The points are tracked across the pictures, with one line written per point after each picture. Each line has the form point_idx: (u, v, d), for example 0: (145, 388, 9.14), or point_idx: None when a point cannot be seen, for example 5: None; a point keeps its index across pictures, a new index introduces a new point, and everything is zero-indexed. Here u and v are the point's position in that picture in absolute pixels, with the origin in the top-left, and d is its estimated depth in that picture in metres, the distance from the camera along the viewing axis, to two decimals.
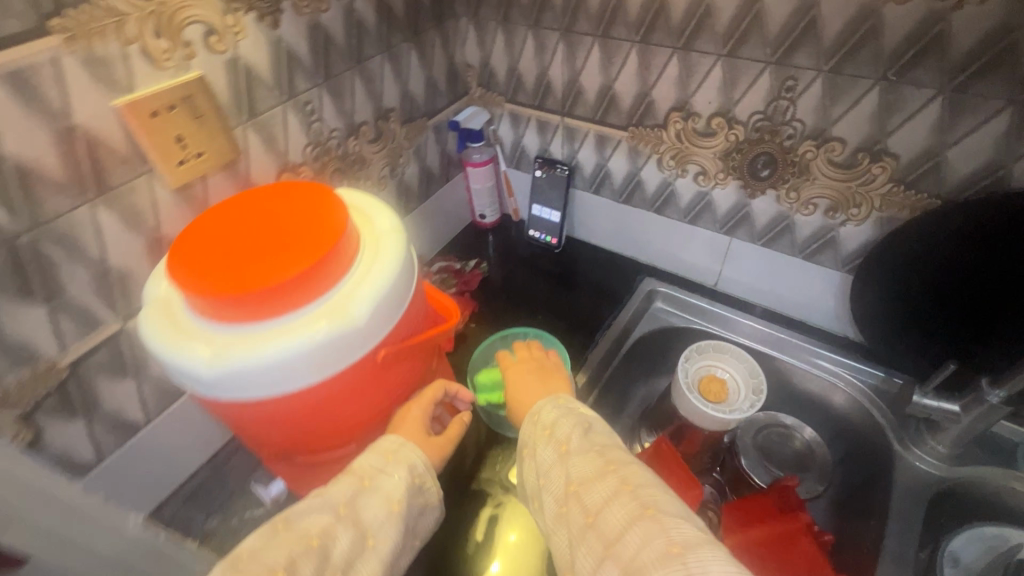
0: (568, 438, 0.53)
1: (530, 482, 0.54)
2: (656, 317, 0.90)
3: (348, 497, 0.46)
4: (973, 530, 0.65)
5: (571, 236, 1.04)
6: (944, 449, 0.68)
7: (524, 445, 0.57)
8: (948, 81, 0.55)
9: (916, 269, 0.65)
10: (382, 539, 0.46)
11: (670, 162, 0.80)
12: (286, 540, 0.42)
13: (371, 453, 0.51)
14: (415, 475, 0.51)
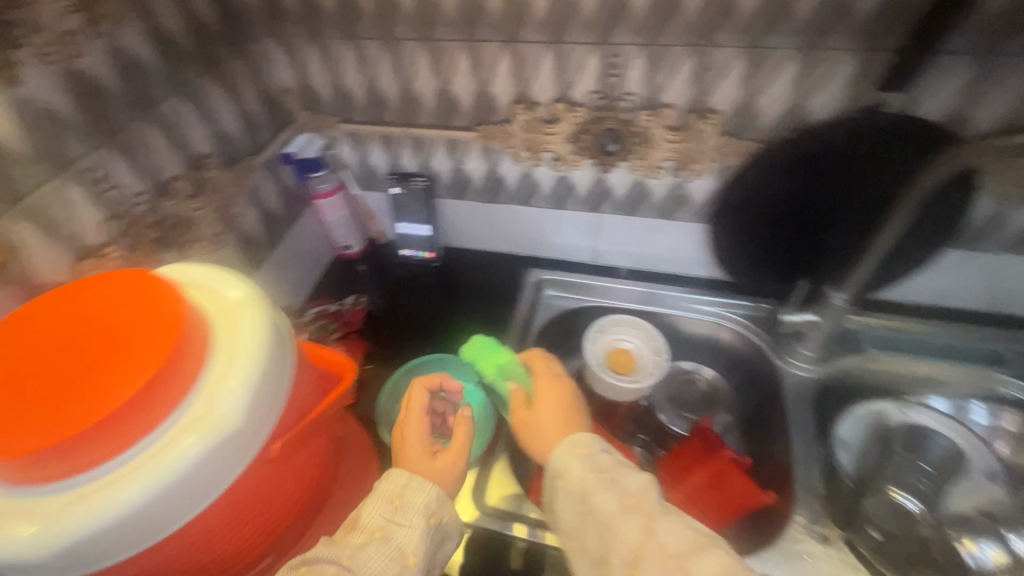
0: (641, 495, 0.48)
1: (572, 519, 0.50)
2: (550, 305, 0.90)
3: (353, 549, 0.44)
4: (852, 412, 0.76)
5: (446, 244, 1.00)
6: (812, 353, 0.77)
7: (564, 477, 0.52)
8: (745, 40, 0.61)
9: (757, 205, 0.73)
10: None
11: (525, 153, 0.81)
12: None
13: (376, 501, 0.48)
14: (428, 518, 0.48)
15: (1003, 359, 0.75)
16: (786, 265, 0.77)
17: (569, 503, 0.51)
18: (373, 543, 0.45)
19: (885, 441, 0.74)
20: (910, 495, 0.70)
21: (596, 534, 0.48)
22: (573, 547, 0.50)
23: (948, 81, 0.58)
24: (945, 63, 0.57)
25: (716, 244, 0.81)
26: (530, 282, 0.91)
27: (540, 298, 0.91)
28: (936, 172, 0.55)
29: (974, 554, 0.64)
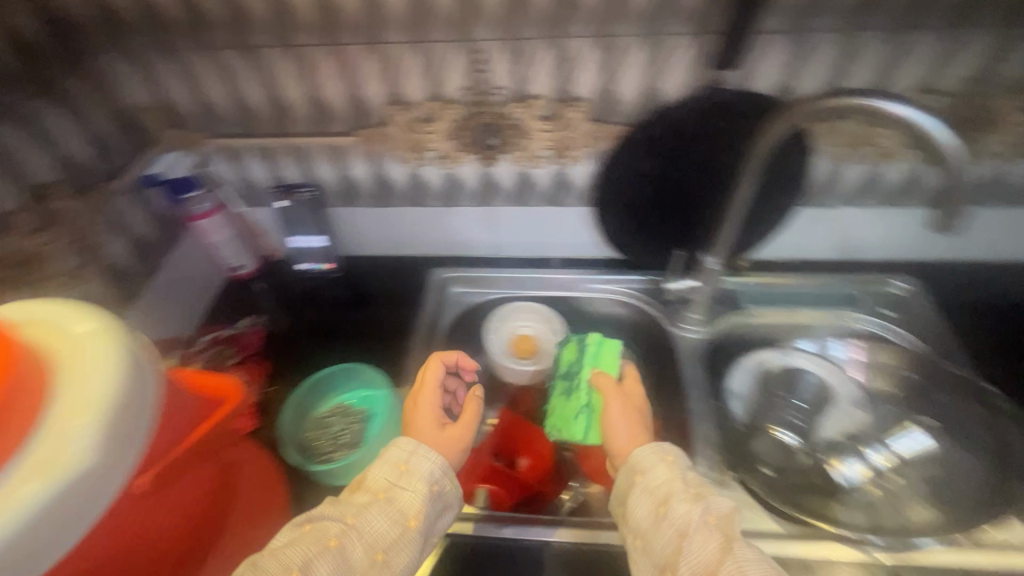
0: (725, 518, 0.50)
1: (641, 517, 0.52)
2: (456, 302, 0.91)
3: (358, 509, 0.49)
4: (741, 364, 0.83)
5: (346, 254, 0.98)
6: (699, 316, 0.83)
7: (645, 474, 0.55)
8: (594, 30, 0.65)
9: (634, 183, 0.77)
10: (391, 558, 0.48)
11: (408, 154, 0.81)
12: (307, 543, 0.46)
13: (385, 465, 0.53)
14: (433, 485, 0.52)
15: (857, 299, 0.85)
16: (666, 236, 0.82)
17: (645, 503, 0.53)
18: (374, 507, 0.49)
19: (766, 387, 0.80)
20: (787, 428, 0.77)
21: (670, 539, 0.50)
22: (637, 546, 0.52)
23: (771, 56, 0.66)
24: (766, 41, 0.64)
25: (605, 224, 0.84)
26: (433, 282, 0.91)
27: (445, 296, 0.92)
28: (772, 138, 0.60)
29: (843, 474, 0.72)
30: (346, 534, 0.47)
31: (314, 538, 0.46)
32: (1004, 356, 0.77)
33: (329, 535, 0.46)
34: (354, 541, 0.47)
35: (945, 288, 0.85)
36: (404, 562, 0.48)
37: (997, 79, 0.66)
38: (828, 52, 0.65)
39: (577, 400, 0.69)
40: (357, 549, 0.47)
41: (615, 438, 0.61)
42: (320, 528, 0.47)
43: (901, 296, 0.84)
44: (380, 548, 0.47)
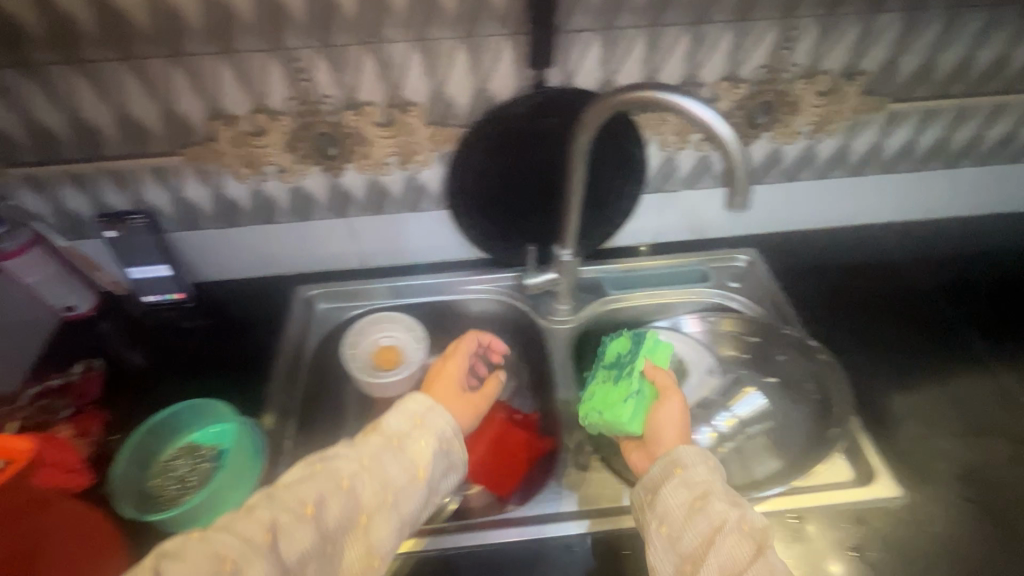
0: (762, 530, 0.50)
1: (672, 507, 0.53)
2: (325, 319, 0.89)
3: (373, 455, 0.51)
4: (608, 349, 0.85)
5: (201, 280, 0.91)
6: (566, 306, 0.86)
7: (684, 469, 0.55)
8: (411, 33, 0.64)
9: (484, 182, 0.78)
10: (400, 500, 0.50)
11: (245, 170, 0.77)
12: (320, 480, 0.48)
13: (402, 415, 0.55)
14: (445, 440, 0.55)
15: (708, 276, 0.92)
16: (524, 233, 0.83)
17: (679, 494, 0.53)
18: (390, 455, 0.52)
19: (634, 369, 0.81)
20: None
21: (700, 532, 0.50)
22: (661, 533, 0.52)
23: (587, 52, 0.68)
24: (579, 38, 0.66)
25: (463, 225, 0.83)
26: (300, 299, 0.88)
27: (313, 314, 0.88)
28: (587, 132, 0.62)
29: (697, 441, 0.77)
30: (357, 479, 0.49)
31: (330, 475, 0.48)
32: (828, 312, 0.85)
33: (344, 475, 0.49)
34: (366, 484, 0.49)
35: (779, 257, 0.94)
36: (410, 505, 0.51)
37: (788, 65, 0.73)
38: (638, 47, 0.68)
39: (628, 385, 0.71)
40: (366, 492, 0.49)
41: (661, 427, 0.64)
42: (333, 469, 0.49)
43: (744, 268, 0.92)
44: (391, 493, 0.50)
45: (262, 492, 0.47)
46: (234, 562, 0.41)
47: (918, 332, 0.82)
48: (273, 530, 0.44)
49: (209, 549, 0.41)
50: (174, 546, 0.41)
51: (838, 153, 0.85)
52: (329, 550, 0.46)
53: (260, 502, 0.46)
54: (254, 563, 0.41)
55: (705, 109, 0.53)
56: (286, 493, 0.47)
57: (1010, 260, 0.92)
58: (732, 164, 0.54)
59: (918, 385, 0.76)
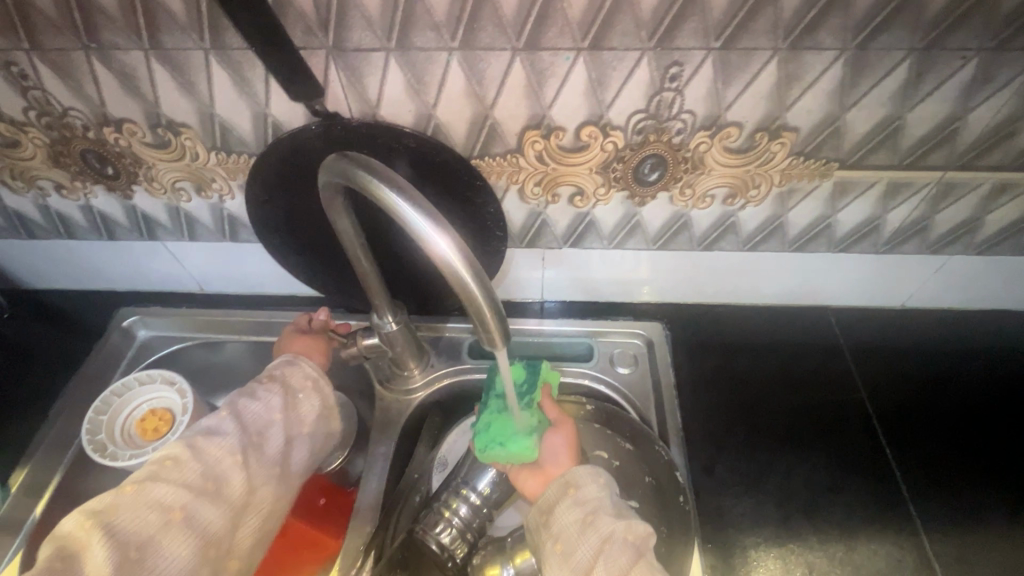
0: (642, 535, 0.46)
1: (565, 524, 0.48)
2: (146, 350, 0.77)
3: (286, 404, 0.54)
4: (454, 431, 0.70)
5: (24, 289, 0.82)
6: (414, 372, 0.72)
7: (578, 490, 0.50)
8: (141, 40, 0.49)
9: (295, 221, 0.62)
10: (301, 439, 0.54)
11: (19, 182, 0.65)
12: (235, 429, 0.50)
13: (294, 373, 0.58)
14: (326, 407, 0.57)
15: (593, 354, 0.73)
16: (356, 281, 0.69)
17: (572, 514, 0.48)
18: (289, 409, 0.54)
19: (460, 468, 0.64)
20: (442, 526, 0.60)
21: (591, 546, 0.45)
22: (555, 551, 0.47)
23: (385, 77, 0.50)
24: (367, 59, 0.49)
25: (286, 265, 0.68)
26: (117, 327, 0.76)
27: (133, 343, 0.77)
28: (343, 218, 0.47)
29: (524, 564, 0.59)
30: (268, 427, 0.52)
31: (241, 426, 0.50)
32: (725, 430, 0.67)
33: (256, 425, 0.51)
34: (275, 437, 0.52)
35: (689, 340, 0.75)
36: (301, 457, 0.54)
37: (678, 112, 0.52)
38: (454, 74, 0.50)
39: (529, 416, 0.57)
40: (276, 446, 0.51)
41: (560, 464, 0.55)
42: (240, 419, 0.51)
43: (640, 348, 0.74)
44: (292, 436, 0.54)
45: (183, 443, 0.48)
46: (182, 508, 0.44)
47: (833, 475, 0.63)
48: (213, 477, 0.47)
49: (152, 498, 0.44)
50: (105, 502, 0.43)
51: (770, 225, 0.64)
52: (254, 499, 0.49)
53: (185, 454, 0.47)
54: (202, 508, 0.45)
55: (426, 219, 0.37)
56: (206, 446, 0.48)
57: (988, 381, 0.71)
58: (468, 295, 0.38)
59: (802, 558, 0.57)
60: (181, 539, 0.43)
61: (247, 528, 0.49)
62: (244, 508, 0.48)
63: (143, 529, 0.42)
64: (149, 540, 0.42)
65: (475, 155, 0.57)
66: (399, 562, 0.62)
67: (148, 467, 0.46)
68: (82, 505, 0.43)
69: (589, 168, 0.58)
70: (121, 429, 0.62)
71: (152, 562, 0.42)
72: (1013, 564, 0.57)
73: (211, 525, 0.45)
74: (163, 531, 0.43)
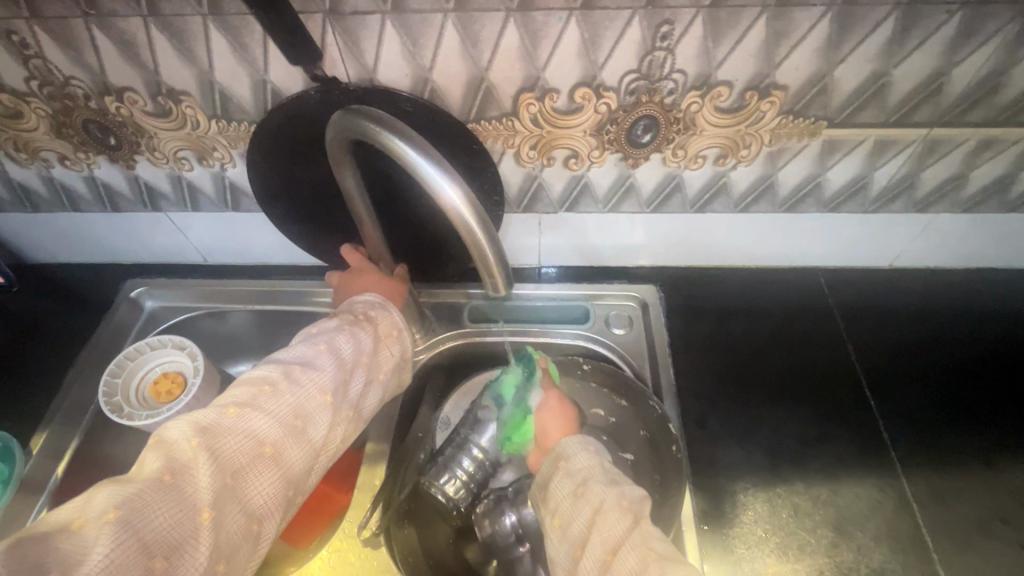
0: (638, 501, 0.47)
1: (560, 498, 0.49)
2: (155, 319, 0.79)
3: (374, 352, 0.55)
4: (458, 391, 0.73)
5: (32, 263, 0.84)
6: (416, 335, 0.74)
7: (568, 461, 0.51)
8: (138, 6, 0.50)
9: (296, 188, 0.64)
10: (374, 393, 0.55)
11: (22, 154, 0.66)
12: (325, 370, 0.50)
13: (384, 318, 0.59)
14: (404, 359, 0.59)
15: (590, 316, 0.76)
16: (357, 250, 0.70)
17: (564, 486, 0.49)
18: (376, 352, 0.56)
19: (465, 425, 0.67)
20: (447, 475, 0.63)
21: (584, 517, 0.46)
22: (554, 526, 0.48)
23: (381, 40, 0.51)
24: (364, 23, 0.50)
25: (287, 232, 0.70)
26: (125, 298, 0.79)
27: (141, 314, 0.79)
28: (348, 174, 0.48)
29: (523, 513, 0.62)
30: (354, 375, 0.53)
31: (334, 364, 0.51)
32: (716, 385, 0.70)
33: (345, 370, 0.52)
34: (358, 380, 0.53)
35: (684, 301, 0.77)
36: (374, 403, 0.55)
37: (670, 71, 0.54)
38: (450, 36, 0.51)
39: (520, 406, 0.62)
40: (359, 391, 0.53)
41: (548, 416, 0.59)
42: (335, 358, 0.51)
43: (635, 309, 0.76)
44: (371, 386, 0.55)
45: (280, 371, 0.48)
46: (273, 441, 0.44)
47: (819, 424, 0.66)
48: (302, 414, 0.47)
49: (248, 427, 0.43)
50: (212, 420, 0.43)
51: (761, 185, 0.66)
52: (331, 441, 0.49)
53: (281, 385, 0.47)
54: (289, 446, 0.45)
55: (433, 166, 0.39)
56: (304, 376, 0.49)
57: (971, 335, 0.73)
58: (473, 242, 0.40)
59: (788, 501, 0.60)
60: (270, 473, 0.43)
61: (321, 467, 0.49)
62: (322, 449, 0.48)
63: (240, 454, 0.42)
64: (243, 466, 0.42)
65: (472, 119, 0.58)
66: (406, 512, 0.66)
67: (246, 390, 0.46)
68: (192, 414, 0.43)
69: (583, 130, 0.59)
70: (135, 391, 0.65)
71: (241, 490, 0.41)
72: (987, 506, 0.61)
73: (295, 464, 0.45)
74: (255, 460, 0.43)
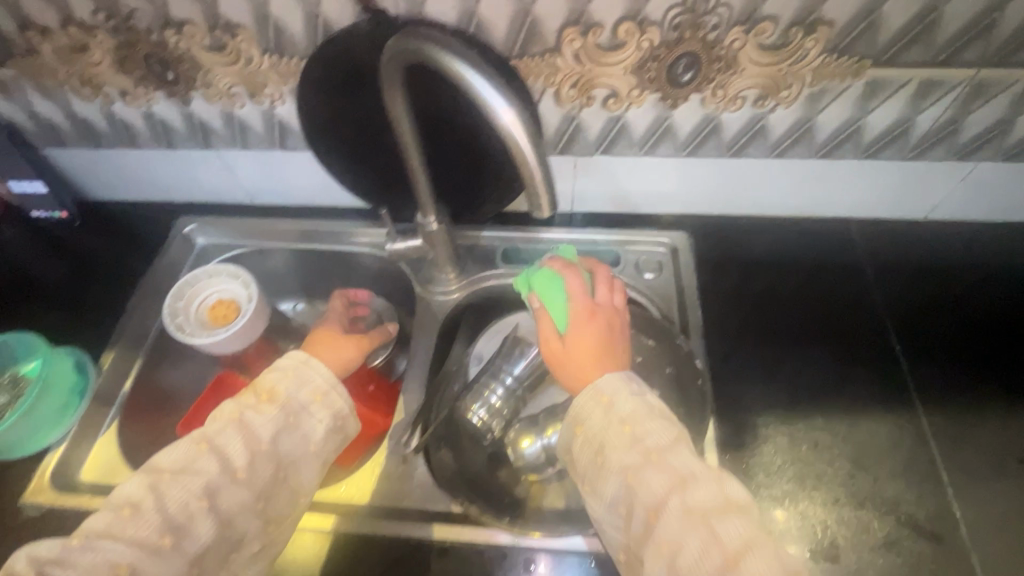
0: (667, 450, 0.45)
1: (585, 462, 0.48)
2: (207, 255, 0.84)
3: (273, 434, 0.49)
4: (491, 328, 0.76)
5: (93, 200, 0.89)
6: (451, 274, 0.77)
7: (585, 423, 0.48)
8: None
9: (343, 125, 0.66)
10: (294, 469, 0.50)
11: (85, 89, 0.70)
12: (205, 470, 0.46)
13: (298, 382, 0.52)
14: (338, 418, 0.53)
15: (620, 261, 0.78)
16: (397, 189, 0.72)
17: (586, 448, 0.48)
18: (278, 437, 0.50)
19: (499, 357, 0.70)
20: (481, 403, 0.68)
21: (613, 481, 0.45)
22: (587, 490, 0.48)
23: None
24: None
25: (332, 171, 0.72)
26: (179, 233, 0.83)
27: (193, 249, 0.84)
28: (398, 99, 0.50)
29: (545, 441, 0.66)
30: (253, 468, 0.48)
31: (217, 466, 0.47)
32: (742, 327, 0.72)
33: (237, 466, 0.47)
34: (264, 471, 0.48)
35: (715, 249, 0.79)
36: (297, 475, 0.51)
37: (715, 5, 0.55)
38: None
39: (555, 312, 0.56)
40: (264, 476, 0.48)
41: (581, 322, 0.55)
42: (222, 457, 0.47)
43: (665, 255, 0.77)
44: (285, 464, 0.50)
45: (147, 485, 0.45)
46: (130, 567, 0.42)
47: (842, 366, 0.68)
48: (170, 531, 0.44)
49: (101, 555, 0.42)
50: (57, 554, 0.42)
51: (800, 129, 0.66)
52: (228, 537, 0.47)
53: (147, 500, 0.44)
54: (151, 567, 0.43)
55: (490, 87, 0.40)
56: (172, 489, 0.45)
57: (1003, 285, 0.73)
58: (524, 165, 0.41)
59: (808, 435, 0.63)
60: None
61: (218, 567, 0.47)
62: (210, 555, 0.46)
63: None
64: None
65: (515, 54, 0.60)
66: (443, 436, 0.70)
67: (106, 516, 0.44)
68: (42, 543, 0.42)
69: (624, 68, 0.60)
70: (193, 313, 0.70)
71: None
72: (1004, 448, 0.62)
73: None
74: None
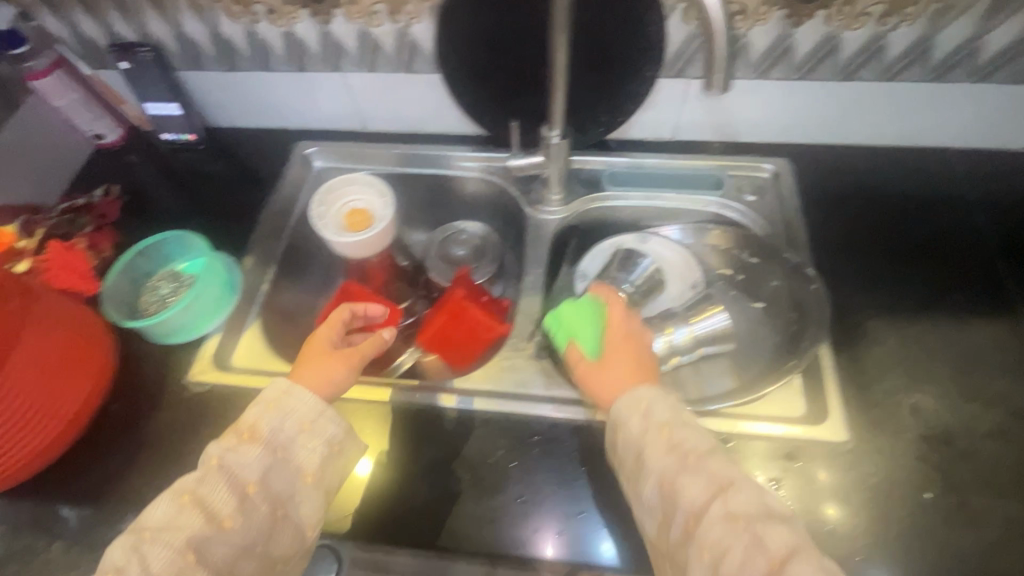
0: (703, 457, 0.48)
1: (627, 457, 0.51)
2: (322, 178, 0.89)
3: (261, 474, 0.51)
4: (597, 248, 0.79)
5: (213, 127, 0.95)
6: (558, 196, 0.81)
7: (625, 425, 0.52)
8: None
9: (484, 43, 0.71)
10: (295, 504, 0.51)
11: (236, 7, 0.76)
12: (189, 519, 0.48)
13: (286, 418, 0.54)
14: (332, 446, 0.54)
15: (722, 185, 0.81)
16: (521, 109, 0.77)
17: (629, 447, 0.51)
18: (269, 474, 0.51)
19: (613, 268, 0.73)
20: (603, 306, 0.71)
21: (652, 482, 0.48)
22: (629, 486, 0.51)
23: None
24: None
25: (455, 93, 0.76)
26: (297, 155, 0.88)
27: (311, 172, 0.89)
28: None
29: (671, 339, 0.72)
30: (240, 513, 0.49)
31: (203, 519, 0.48)
32: (844, 245, 0.75)
33: (223, 515, 0.49)
34: (258, 514, 0.50)
35: (816, 176, 0.81)
36: (305, 510, 0.52)
37: None
38: None
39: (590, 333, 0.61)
40: (261, 512, 0.50)
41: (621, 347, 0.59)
42: (207, 510, 0.49)
43: (768, 180, 0.80)
44: (282, 501, 0.51)
45: (129, 549, 0.47)
46: None
47: (944, 279, 0.71)
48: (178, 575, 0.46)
49: None
50: None
51: (915, 48, 0.70)
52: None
53: (131, 564, 0.46)
54: None
55: None
56: (159, 545, 0.47)
57: None
58: None
59: (916, 337, 0.67)
60: None
61: None
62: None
63: None
64: None
65: None
66: None
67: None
68: None
69: None
70: (332, 218, 0.75)
71: None
72: None
73: None
74: None
